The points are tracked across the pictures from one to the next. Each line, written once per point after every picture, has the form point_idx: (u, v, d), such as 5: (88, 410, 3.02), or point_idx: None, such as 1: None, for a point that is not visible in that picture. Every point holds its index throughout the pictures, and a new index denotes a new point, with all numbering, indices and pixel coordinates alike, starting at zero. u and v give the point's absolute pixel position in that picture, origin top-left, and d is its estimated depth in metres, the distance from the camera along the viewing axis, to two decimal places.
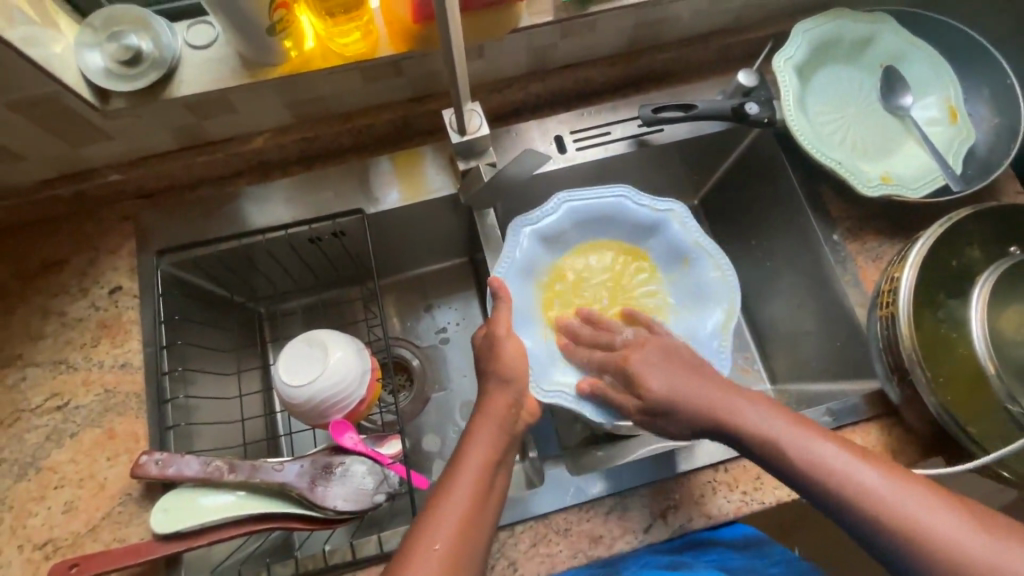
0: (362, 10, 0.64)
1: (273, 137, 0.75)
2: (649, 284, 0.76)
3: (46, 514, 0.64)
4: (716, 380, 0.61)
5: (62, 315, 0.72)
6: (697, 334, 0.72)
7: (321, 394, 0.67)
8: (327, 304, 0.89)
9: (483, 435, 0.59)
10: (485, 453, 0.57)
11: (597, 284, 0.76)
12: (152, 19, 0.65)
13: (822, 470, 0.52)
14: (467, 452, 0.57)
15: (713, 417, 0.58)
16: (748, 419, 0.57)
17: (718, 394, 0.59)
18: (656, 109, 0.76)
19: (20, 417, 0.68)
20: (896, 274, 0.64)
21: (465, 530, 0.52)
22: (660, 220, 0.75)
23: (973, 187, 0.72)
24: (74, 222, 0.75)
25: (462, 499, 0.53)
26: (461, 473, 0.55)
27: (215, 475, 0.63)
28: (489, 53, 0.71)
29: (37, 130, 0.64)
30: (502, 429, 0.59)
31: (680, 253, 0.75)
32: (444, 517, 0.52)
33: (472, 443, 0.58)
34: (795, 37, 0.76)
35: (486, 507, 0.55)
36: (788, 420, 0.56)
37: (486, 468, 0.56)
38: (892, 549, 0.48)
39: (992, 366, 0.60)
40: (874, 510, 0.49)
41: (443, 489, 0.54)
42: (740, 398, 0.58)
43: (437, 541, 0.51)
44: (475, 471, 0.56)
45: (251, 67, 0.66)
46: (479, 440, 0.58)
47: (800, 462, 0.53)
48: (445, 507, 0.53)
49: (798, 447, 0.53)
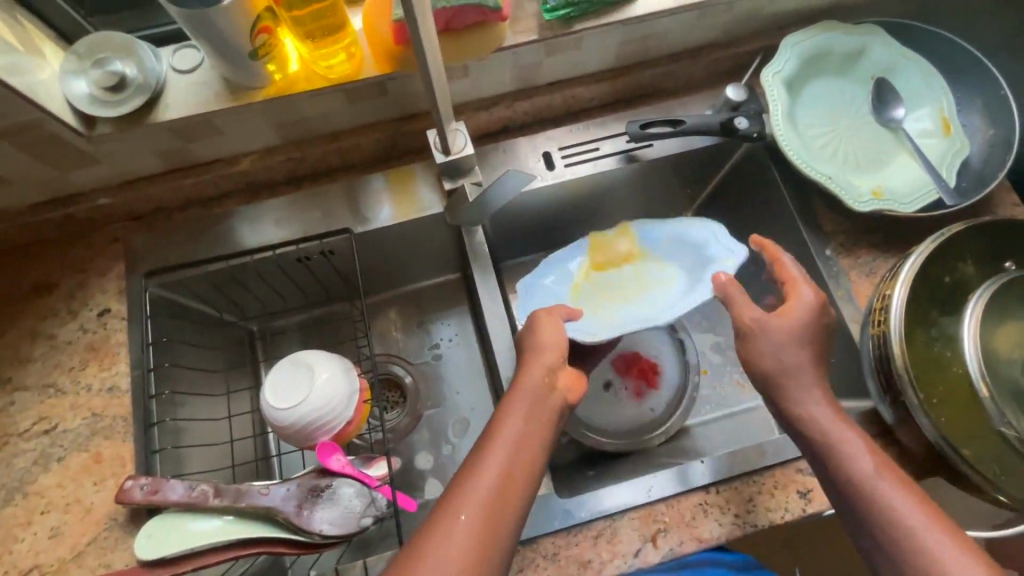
0: (345, 32, 0.64)
1: (260, 159, 0.75)
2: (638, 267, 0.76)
3: (32, 539, 0.64)
4: (798, 347, 0.59)
5: (51, 338, 0.72)
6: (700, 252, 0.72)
7: (308, 416, 0.66)
8: (319, 321, 0.88)
9: (518, 414, 0.56)
10: (518, 436, 0.55)
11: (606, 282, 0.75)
12: (136, 44, 0.66)
13: (845, 463, 0.54)
14: (501, 431, 0.55)
15: (771, 386, 0.59)
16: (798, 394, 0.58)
17: (787, 358, 0.59)
18: (644, 125, 0.76)
19: (8, 441, 0.68)
20: (888, 290, 0.63)
21: (492, 516, 0.50)
22: (639, 231, 0.77)
23: (966, 201, 0.71)
24: (65, 245, 0.76)
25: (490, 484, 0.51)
26: (487, 473, 0.52)
27: (200, 500, 0.63)
28: (474, 72, 0.70)
29: (22, 156, 0.65)
30: (543, 427, 0.56)
31: (672, 238, 0.75)
32: (475, 501, 0.50)
33: (506, 422, 0.56)
34: (784, 50, 0.75)
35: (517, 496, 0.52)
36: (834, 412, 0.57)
37: (520, 452, 0.54)
38: (886, 551, 0.50)
39: (986, 389, 0.58)
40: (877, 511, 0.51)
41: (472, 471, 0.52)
42: (799, 365, 0.59)
43: (461, 526, 0.49)
44: (507, 455, 0.53)
45: (236, 91, 0.66)
46: (514, 420, 0.56)
47: (830, 451, 0.55)
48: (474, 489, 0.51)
49: (833, 435, 0.55)
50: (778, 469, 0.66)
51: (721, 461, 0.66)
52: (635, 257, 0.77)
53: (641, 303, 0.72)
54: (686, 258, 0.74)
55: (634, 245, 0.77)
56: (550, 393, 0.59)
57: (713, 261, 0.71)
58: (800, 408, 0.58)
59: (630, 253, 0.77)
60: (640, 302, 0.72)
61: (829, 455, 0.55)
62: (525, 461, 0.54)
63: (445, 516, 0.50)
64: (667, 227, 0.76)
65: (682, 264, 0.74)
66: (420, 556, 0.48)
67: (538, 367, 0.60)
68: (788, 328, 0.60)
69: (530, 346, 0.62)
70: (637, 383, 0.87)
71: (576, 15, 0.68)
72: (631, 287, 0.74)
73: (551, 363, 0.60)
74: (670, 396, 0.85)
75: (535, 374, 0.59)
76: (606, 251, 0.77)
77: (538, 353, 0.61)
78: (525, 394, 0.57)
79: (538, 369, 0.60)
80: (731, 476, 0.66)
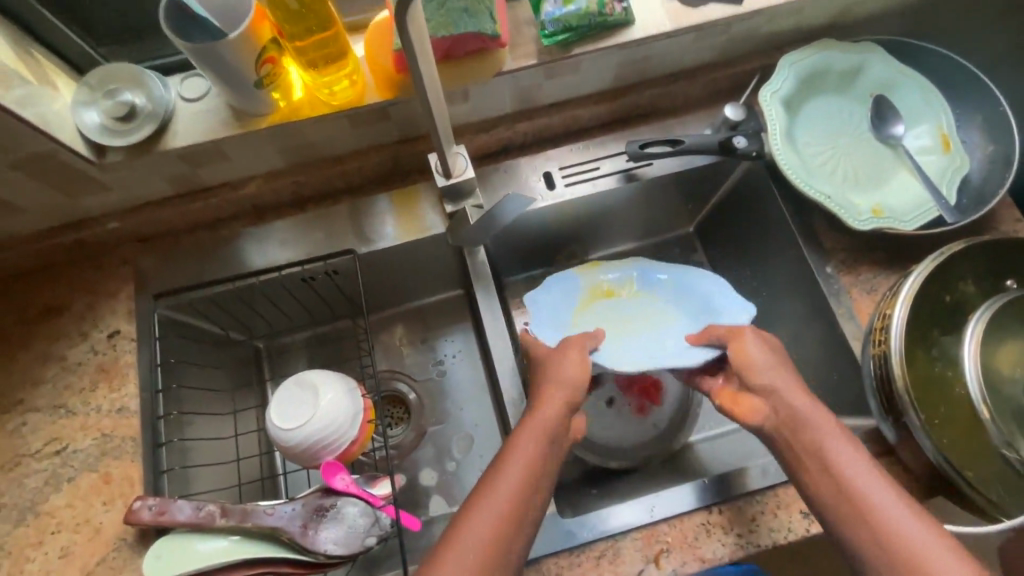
0: (347, 60, 0.65)
1: (265, 182, 0.77)
2: (646, 304, 0.77)
3: (42, 559, 0.65)
4: (780, 359, 0.60)
5: (62, 360, 0.73)
6: (709, 302, 0.74)
7: (312, 436, 0.67)
8: (323, 339, 0.89)
9: (531, 441, 0.56)
10: (530, 467, 0.54)
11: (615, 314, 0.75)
12: (145, 75, 0.68)
13: (838, 471, 0.52)
14: (511, 459, 0.55)
15: (766, 399, 0.58)
16: (791, 400, 0.56)
17: (768, 365, 0.59)
18: (643, 145, 0.76)
19: (20, 461, 0.69)
20: (888, 310, 0.63)
21: (497, 550, 0.49)
22: (637, 271, 0.79)
23: (967, 219, 0.71)
24: (75, 268, 0.77)
25: (498, 514, 0.51)
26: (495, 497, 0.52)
27: (207, 520, 0.63)
28: (474, 96, 0.72)
29: (36, 184, 0.67)
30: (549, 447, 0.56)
31: (671, 285, 0.77)
32: (488, 534, 0.50)
33: (514, 451, 0.55)
34: (782, 69, 0.76)
35: (523, 528, 0.52)
36: (831, 422, 0.55)
37: (529, 482, 0.53)
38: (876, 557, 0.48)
39: (987, 411, 0.58)
40: (871, 521, 0.49)
41: (479, 499, 0.52)
42: (786, 376, 0.58)
43: (470, 556, 0.49)
44: (517, 484, 0.53)
45: (242, 118, 0.68)
46: (525, 450, 0.55)
47: (821, 457, 0.53)
48: (484, 517, 0.51)
49: (820, 433, 0.54)
50: (780, 488, 0.66)
51: (721, 479, 0.67)
52: (639, 292, 0.78)
53: (652, 336, 0.72)
54: (690, 303, 0.75)
55: (633, 284, 0.79)
56: (560, 422, 0.58)
57: (722, 313, 0.72)
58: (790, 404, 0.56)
59: (632, 293, 0.78)
60: (651, 335, 0.72)
61: (820, 462, 0.53)
62: (530, 490, 0.53)
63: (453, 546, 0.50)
64: (667, 272, 0.78)
65: (691, 309, 0.74)
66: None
67: (551, 399, 0.60)
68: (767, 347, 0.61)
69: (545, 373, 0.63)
70: (638, 401, 0.87)
71: (574, 40, 0.69)
72: (639, 323, 0.74)
73: (564, 392, 0.61)
74: (673, 412, 0.86)
75: (550, 406, 0.59)
76: (607, 290, 0.78)
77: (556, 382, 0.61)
78: (539, 421, 0.57)
79: (553, 398, 0.60)
80: (734, 496, 0.66)
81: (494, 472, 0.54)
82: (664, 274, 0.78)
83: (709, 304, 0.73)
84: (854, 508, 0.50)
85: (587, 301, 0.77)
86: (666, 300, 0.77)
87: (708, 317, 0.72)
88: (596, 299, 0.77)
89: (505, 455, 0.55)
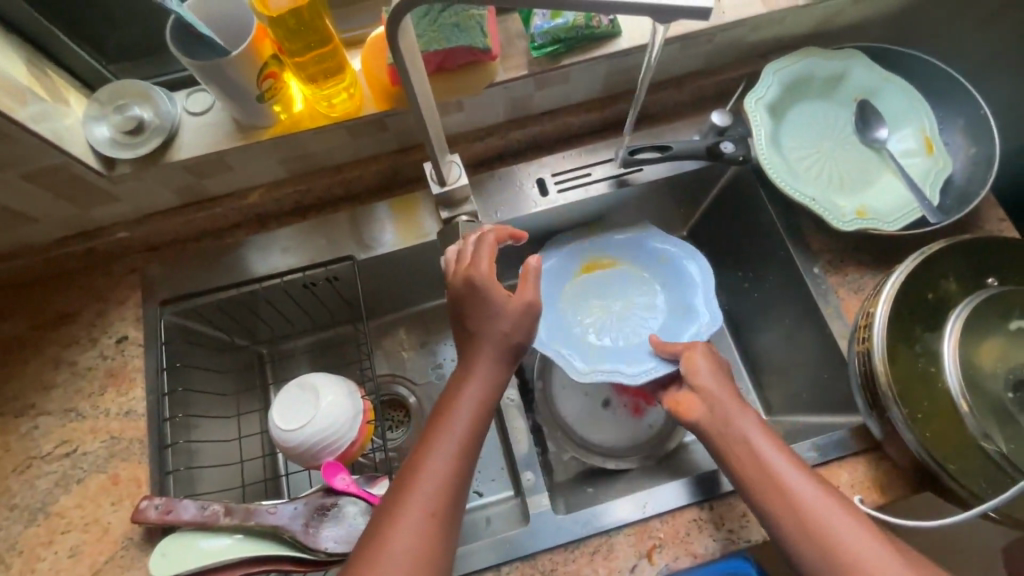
0: (345, 74, 0.68)
1: (268, 192, 0.80)
2: (631, 287, 0.82)
3: (52, 559, 0.67)
4: (727, 387, 0.64)
5: (72, 365, 0.76)
6: (688, 303, 0.79)
7: (312, 438, 0.69)
8: (325, 344, 0.91)
9: (466, 407, 0.58)
10: (463, 436, 0.57)
11: (600, 295, 0.82)
12: (152, 90, 0.71)
13: (786, 495, 0.56)
14: (448, 427, 0.57)
15: (719, 424, 0.62)
16: (739, 425, 0.61)
17: (716, 386, 0.65)
18: (633, 151, 0.78)
19: (32, 463, 0.71)
20: (872, 308, 0.65)
21: (439, 509, 0.53)
22: (635, 242, 0.84)
23: (950, 219, 0.73)
24: (85, 277, 0.80)
25: (437, 479, 0.54)
26: (431, 466, 0.55)
27: (211, 519, 0.65)
28: (468, 106, 0.74)
29: (49, 196, 0.70)
30: (479, 413, 0.59)
31: (660, 260, 0.82)
32: (429, 497, 0.53)
33: (450, 419, 0.58)
34: (766, 76, 0.78)
35: (462, 488, 0.55)
36: (774, 442, 0.60)
37: (466, 446, 0.57)
38: (811, 560, 0.53)
39: (966, 404, 0.59)
40: (824, 537, 0.53)
41: (421, 465, 0.55)
42: (731, 402, 0.63)
43: (417, 516, 0.52)
44: (455, 451, 0.56)
45: (245, 130, 0.71)
46: (462, 417, 0.58)
47: (765, 474, 0.58)
48: (427, 481, 0.54)
49: (762, 452, 0.59)
50: None
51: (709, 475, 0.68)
52: (633, 266, 0.83)
53: (625, 328, 0.79)
54: (670, 293, 0.81)
55: (623, 256, 0.84)
56: (493, 384, 0.60)
57: (698, 315, 0.77)
58: (734, 425, 0.61)
59: (620, 267, 0.83)
60: (625, 327, 0.79)
61: (766, 477, 0.57)
62: (467, 456, 0.57)
63: (398, 506, 0.53)
64: (664, 246, 0.83)
65: (668, 302, 0.80)
66: (378, 552, 0.51)
67: (485, 361, 0.60)
68: (714, 367, 0.67)
69: (477, 327, 0.61)
70: (635, 401, 0.88)
71: (563, 51, 0.72)
72: (617, 309, 0.81)
73: (494, 350, 0.61)
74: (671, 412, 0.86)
75: (483, 373, 0.60)
76: (606, 259, 0.84)
77: (486, 337, 0.61)
78: (472, 391, 0.59)
79: (486, 362, 0.60)
80: (724, 493, 0.67)
81: (430, 440, 0.57)
82: (662, 247, 0.83)
83: (685, 300, 0.79)
84: (803, 526, 0.54)
85: (584, 270, 0.83)
86: (652, 276, 0.82)
87: (682, 315, 0.78)
88: (590, 271, 0.83)
89: (439, 422, 0.58)
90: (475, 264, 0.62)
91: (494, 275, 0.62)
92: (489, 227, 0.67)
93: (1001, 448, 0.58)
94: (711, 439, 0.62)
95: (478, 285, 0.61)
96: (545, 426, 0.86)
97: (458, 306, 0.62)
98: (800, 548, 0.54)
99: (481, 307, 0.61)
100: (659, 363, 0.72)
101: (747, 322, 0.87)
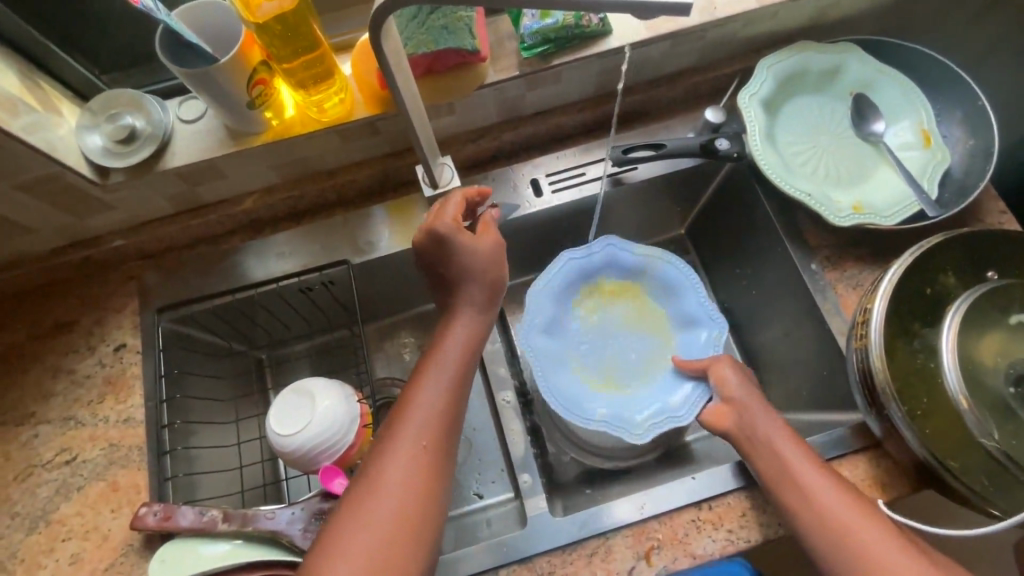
0: (335, 78, 0.69)
1: (261, 198, 0.80)
2: (625, 315, 0.79)
3: (54, 566, 0.68)
4: (757, 396, 0.65)
5: (71, 373, 0.76)
6: (686, 312, 0.77)
7: (309, 444, 0.68)
8: (322, 349, 0.91)
9: (450, 351, 0.61)
10: (450, 380, 0.59)
11: (602, 334, 0.78)
12: (144, 98, 0.71)
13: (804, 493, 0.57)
14: (435, 374, 0.59)
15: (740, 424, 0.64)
16: (761, 424, 0.62)
17: (748, 397, 0.65)
18: (626, 150, 0.78)
19: (33, 471, 0.72)
20: (869, 304, 0.65)
21: (430, 448, 0.55)
22: (607, 256, 0.79)
23: (949, 212, 0.72)
24: (82, 285, 0.81)
25: (427, 420, 0.56)
26: (419, 406, 0.57)
27: (210, 525, 0.66)
28: (460, 108, 0.74)
29: (43, 206, 0.70)
30: (466, 358, 0.61)
31: (635, 268, 0.79)
32: (421, 434, 0.56)
33: (436, 366, 0.60)
34: (759, 73, 0.78)
35: (452, 428, 0.58)
36: (794, 443, 0.61)
37: (454, 383, 0.59)
38: (834, 559, 0.54)
39: (965, 401, 0.59)
40: (844, 539, 0.54)
41: (409, 405, 0.57)
42: (760, 412, 0.63)
43: (409, 455, 0.54)
44: (442, 392, 0.58)
45: (237, 136, 0.71)
46: (446, 363, 0.60)
47: (783, 471, 0.59)
48: (416, 418, 0.56)
49: (781, 452, 0.60)
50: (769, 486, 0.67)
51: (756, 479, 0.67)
52: (614, 291, 0.80)
53: (637, 360, 0.76)
54: (666, 304, 0.78)
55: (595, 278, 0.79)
56: (476, 335, 0.63)
57: (702, 323, 0.76)
58: (753, 426, 0.63)
59: (599, 295, 0.80)
60: (636, 358, 0.76)
61: (787, 477, 0.58)
62: (453, 399, 0.59)
63: (388, 452, 0.55)
64: (641, 255, 0.79)
65: (667, 314, 0.78)
66: (373, 485, 0.53)
67: (469, 308, 0.63)
68: (740, 373, 0.68)
69: (453, 276, 0.63)
70: None
71: (553, 51, 0.71)
72: (620, 342, 0.78)
73: (478, 296, 0.63)
74: None
75: (464, 318, 0.63)
76: (585, 293, 0.79)
77: (469, 283, 0.63)
78: (455, 344, 0.61)
79: (472, 311, 0.63)
80: (722, 492, 0.67)
81: (419, 383, 0.59)
82: (638, 257, 0.79)
83: (683, 308, 0.77)
84: (819, 523, 0.55)
85: (574, 312, 0.79)
86: (640, 291, 0.79)
87: (687, 326, 0.77)
88: (578, 309, 0.79)
89: (425, 367, 0.60)
90: (440, 216, 0.63)
91: (459, 224, 0.63)
92: (457, 190, 0.67)
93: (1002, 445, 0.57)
94: (738, 444, 0.63)
95: (444, 236, 0.62)
96: (543, 427, 0.84)
97: (427, 257, 0.64)
98: (815, 545, 0.55)
99: (454, 256, 0.62)
100: (691, 386, 0.72)
101: (745, 318, 0.87)
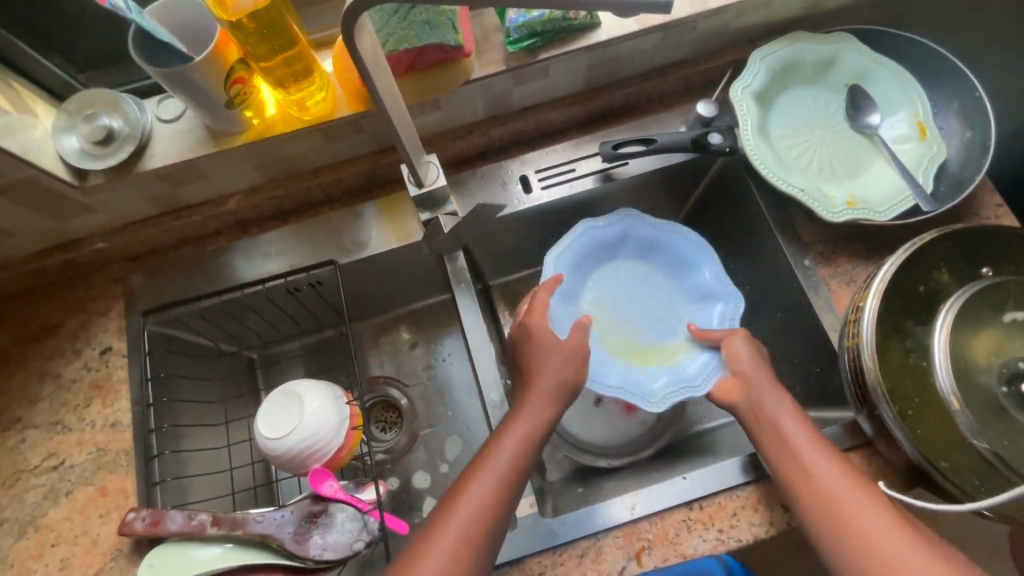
0: (315, 76, 0.67)
1: (245, 198, 0.78)
2: (636, 285, 0.79)
3: (44, 571, 0.67)
4: (766, 372, 0.64)
5: (56, 377, 0.75)
6: (699, 287, 0.77)
7: (296, 446, 0.67)
8: (314, 348, 0.90)
9: (504, 449, 0.60)
10: (501, 471, 0.58)
11: (615, 305, 0.78)
12: (121, 98, 0.70)
13: (807, 476, 0.56)
14: (489, 464, 0.59)
15: (750, 403, 0.63)
16: (770, 406, 0.61)
17: (753, 370, 0.64)
18: (616, 145, 0.76)
19: (20, 476, 0.71)
20: (862, 302, 0.64)
21: (466, 540, 0.54)
22: (624, 230, 0.78)
23: (944, 207, 0.71)
24: (67, 288, 0.80)
25: (470, 512, 0.55)
26: (467, 495, 0.56)
27: (199, 529, 0.65)
28: (445, 105, 0.73)
29: (21, 209, 0.69)
30: (525, 450, 0.60)
31: (647, 242, 0.79)
32: (461, 529, 0.54)
33: (492, 457, 0.59)
34: (752, 64, 0.76)
35: (492, 537, 0.55)
36: (803, 427, 0.59)
37: (508, 479, 0.58)
38: (831, 546, 0.52)
39: (957, 402, 0.58)
40: (844, 527, 0.52)
41: (458, 496, 0.57)
42: (771, 394, 0.62)
43: (436, 561, 0.52)
44: (493, 486, 0.57)
45: (218, 136, 0.70)
46: (501, 455, 0.59)
47: (787, 452, 0.58)
48: (464, 512, 0.55)
49: (790, 437, 0.59)
50: (762, 483, 0.66)
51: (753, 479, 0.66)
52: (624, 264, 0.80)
53: (655, 331, 0.76)
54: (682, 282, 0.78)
55: (607, 255, 0.79)
56: (533, 425, 0.62)
57: (716, 298, 0.75)
58: (762, 408, 0.62)
59: (610, 266, 0.80)
60: (653, 326, 0.77)
61: (793, 460, 0.57)
62: (503, 498, 0.57)
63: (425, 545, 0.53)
64: (654, 229, 0.78)
65: (682, 291, 0.78)
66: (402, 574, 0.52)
67: (535, 404, 0.63)
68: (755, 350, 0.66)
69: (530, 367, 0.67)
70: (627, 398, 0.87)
71: (541, 45, 0.70)
72: (637, 312, 0.78)
73: (542, 392, 0.64)
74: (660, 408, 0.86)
75: (527, 415, 0.62)
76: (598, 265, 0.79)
77: (537, 379, 0.65)
78: (506, 454, 0.59)
79: (535, 406, 0.63)
80: (714, 491, 0.66)
81: (470, 473, 0.58)
82: (654, 232, 0.78)
83: (696, 282, 0.77)
84: (819, 506, 0.54)
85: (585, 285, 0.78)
86: (650, 264, 0.80)
87: (700, 301, 0.77)
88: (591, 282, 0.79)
89: (478, 461, 0.59)
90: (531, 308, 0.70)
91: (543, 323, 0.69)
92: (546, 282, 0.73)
93: (994, 446, 0.56)
94: (747, 424, 0.62)
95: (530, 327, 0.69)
96: None
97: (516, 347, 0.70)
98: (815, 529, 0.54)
99: (531, 350, 0.68)
100: (708, 355, 0.71)
101: None
